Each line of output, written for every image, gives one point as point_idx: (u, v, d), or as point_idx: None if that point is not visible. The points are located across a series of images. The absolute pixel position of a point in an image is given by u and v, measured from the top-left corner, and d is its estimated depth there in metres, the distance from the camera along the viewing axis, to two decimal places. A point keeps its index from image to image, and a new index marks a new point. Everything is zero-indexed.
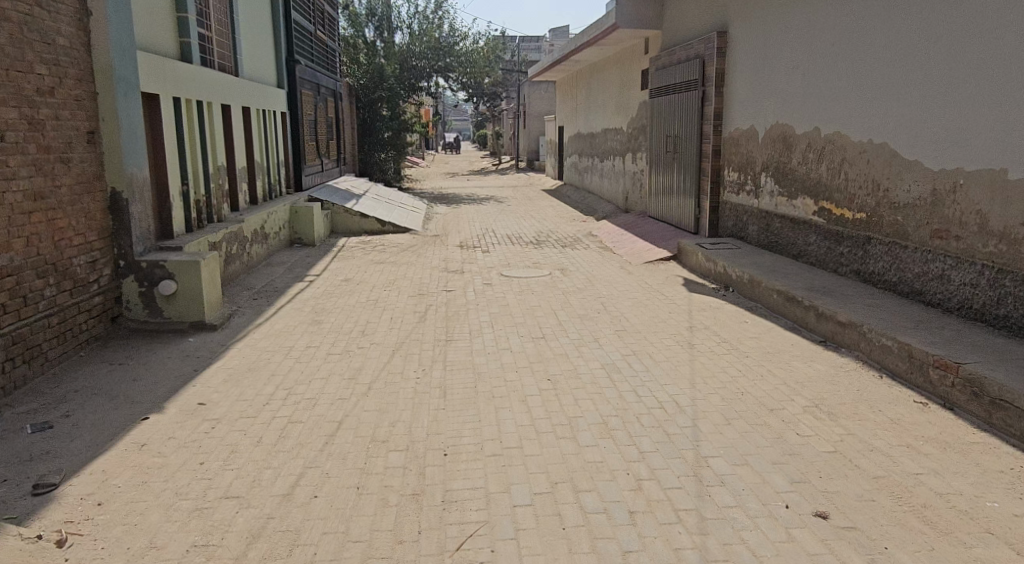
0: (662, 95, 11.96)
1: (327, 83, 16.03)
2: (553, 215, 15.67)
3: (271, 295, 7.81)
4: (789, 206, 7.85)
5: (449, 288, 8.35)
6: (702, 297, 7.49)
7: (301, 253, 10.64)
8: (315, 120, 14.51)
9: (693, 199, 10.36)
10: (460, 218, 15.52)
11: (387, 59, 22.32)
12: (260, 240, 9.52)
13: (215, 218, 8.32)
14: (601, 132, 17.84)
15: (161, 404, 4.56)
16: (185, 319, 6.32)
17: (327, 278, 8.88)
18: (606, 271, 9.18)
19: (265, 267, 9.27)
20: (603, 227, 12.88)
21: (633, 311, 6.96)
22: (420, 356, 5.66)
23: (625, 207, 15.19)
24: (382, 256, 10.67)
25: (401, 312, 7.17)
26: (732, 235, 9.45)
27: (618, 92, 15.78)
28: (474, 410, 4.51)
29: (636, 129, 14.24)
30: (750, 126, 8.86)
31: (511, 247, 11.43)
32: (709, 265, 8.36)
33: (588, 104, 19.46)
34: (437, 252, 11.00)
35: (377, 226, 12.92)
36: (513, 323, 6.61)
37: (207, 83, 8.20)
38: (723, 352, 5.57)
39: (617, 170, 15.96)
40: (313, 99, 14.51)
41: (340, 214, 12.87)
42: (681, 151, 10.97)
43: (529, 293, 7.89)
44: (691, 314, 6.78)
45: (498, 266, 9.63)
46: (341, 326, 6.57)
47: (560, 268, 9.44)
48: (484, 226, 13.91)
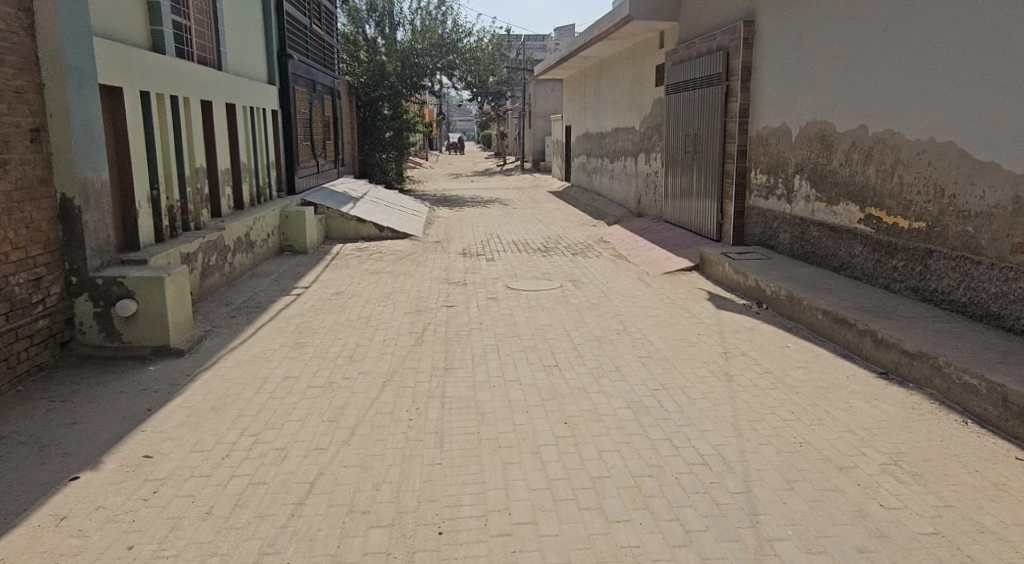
0: (680, 92, 11.16)
1: (324, 80, 15.31)
2: (562, 219, 14.88)
3: (251, 312, 7.03)
4: (828, 212, 7.02)
5: (450, 302, 7.56)
6: (732, 315, 6.68)
7: (291, 262, 9.86)
8: (310, 118, 13.75)
9: (715, 203, 9.56)
10: (463, 222, 14.74)
11: (388, 55, 21.78)
12: (245, 248, 8.74)
13: (190, 225, 7.53)
14: (611, 132, 17.04)
15: (98, 457, 3.79)
16: (146, 344, 5.53)
17: (316, 291, 8.10)
18: (622, 282, 8.37)
19: (248, 278, 8.48)
20: (615, 233, 12.08)
21: (656, 331, 6.16)
22: (414, 390, 4.87)
23: (637, 211, 14.40)
24: (378, 264, 9.88)
25: (395, 332, 6.39)
26: (759, 243, 8.63)
27: (630, 89, 14.98)
28: (476, 466, 3.72)
29: (650, 128, 13.44)
30: (782, 123, 8.04)
31: (518, 254, 10.63)
32: (737, 277, 7.53)
33: (597, 102, 18.67)
34: (438, 260, 10.21)
35: (374, 232, 12.14)
36: (522, 346, 5.83)
37: (183, 76, 7.43)
38: (766, 385, 4.77)
39: (629, 172, 15.17)
40: (309, 96, 13.75)
41: (334, 219, 12.10)
42: (701, 151, 10.17)
43: (538, 309, 7.10)
44: (722, 335, 5.98)
45: (504, 277, 8.84)
46: (325, 351, 5.80)
47: (572, 279, 8.65)
48: (489, 231, 13.12)
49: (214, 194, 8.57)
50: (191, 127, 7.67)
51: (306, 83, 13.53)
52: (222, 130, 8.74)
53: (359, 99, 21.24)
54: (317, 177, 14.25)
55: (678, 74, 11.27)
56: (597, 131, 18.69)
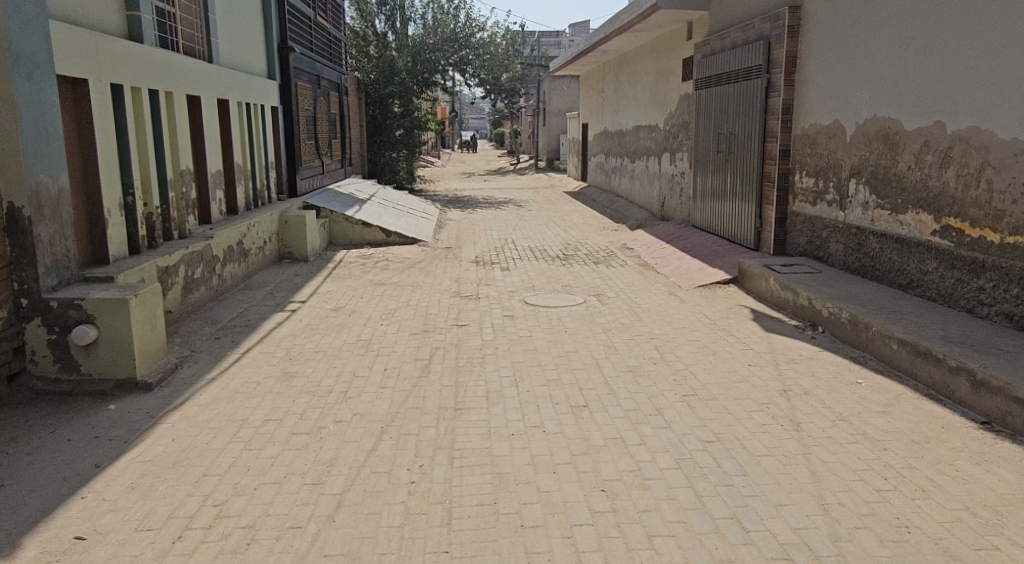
0: (712, 87, 10.31)
1: (331, 76, 14.55)
2: (581, 222, 14.06)
3: (240, 332, 6.27)
4: (892, 221, 6.16)
5: (461, 321, 6.77)
6: (784, 340, 5.83)
7: (290, 271, 9.10)
8: (315, 116, 13.00)
9: (754, 208, 8.72)
10: (475, 226, 13.96)
11: (398, 50, 20.98)
12: (237, 258, 7.99)
13: (173, 233, 6.78)
14: (632, 130, 16.19)
15: (18, 540, 3.02)
16: (108, 377, 4.77)
17: (313, 306, 7.33)
18: (652, 298, 7.54)
19: (240, 292, 7.73)
20: (639, 239, 11.26)
21: (699, 361, 5.34)
22: (418, 440, 4.07)
23: (661, 214, 13.56)
24: (383, 274, 9.11)
25: (399, 358, 5.60)
26: (805, 253, 7.79)
27: (654, 84, 14.13)
28: (493, 556, 2.92)
29: (676, 126, 12.59)
30: (834, 120, 7.17)
31: (535, 263, 9.83)
32: (784, 294, 6.68)
33: (616, 99, 17.83)
34: (449, 269, 9.42)
35: (381, 237, 11.37)
36: (544, 380, 5.03)
37: (166, 68, 6.67)
38: (843, 437, 3.95)
39: (652, 172, 14.33)
40: (313, 92, 12.98)
41: (339, 222, 11.32)
42: (737, 151, 9.34)
43: (561, 330, 6.29)
44: (777, 367, 5.14)
45: (521, 290, 8.04)
46: (318, 383, 5.02)
47: (596, 293, 7.83)
48: (503, 236, 12.33)
49: (203, 198, 7.82)
50: (174, 125, 6.92)
51: (310, 78, 12.77)
52: (213, 128, 7.99)
53: (369, 97, 20.60)
54: (322, 178, 13.49)
55: (709, 68, 10.41)
56: (617, 129, 17.85)
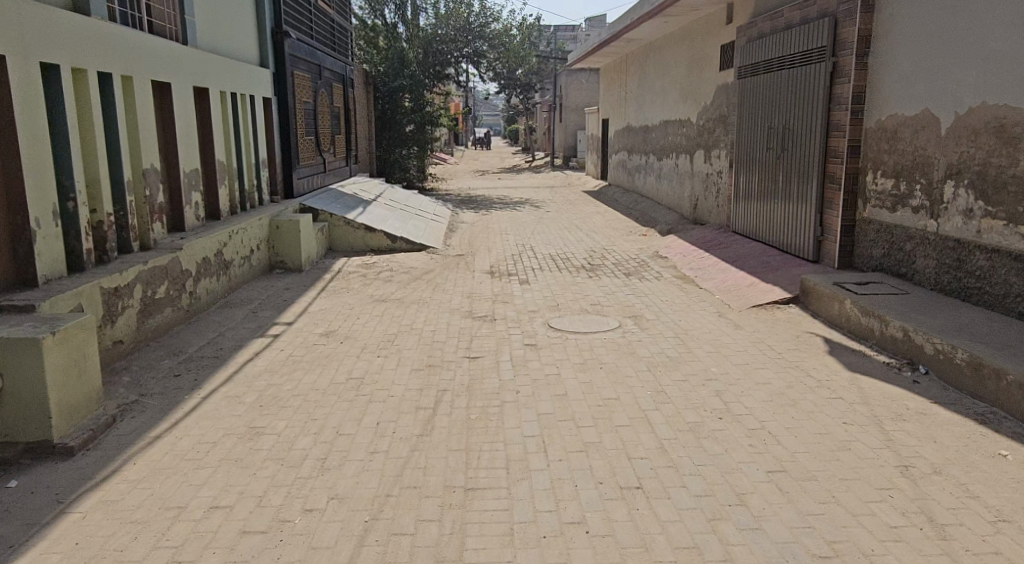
0: (759, 76, 9.11)
1: (331, 66, 13.19)
2: (604, 226, 12.90)
3: (205, 367, 5.16)
4: (1010, 233, 4.97)
5: (473, 352, 5.64)
6: (877, 384, 4.66)
7: (279, 284, 8.02)
8: (315, 109, 11.90)
9: (814, 214, 7.55)
10: (489, 229, 12.83)
11: (409, 39, 19.94)
12: (216, 271, 6.90)
13: (131, 244, 5.68)
14: (659, 125, 15.01)
15: None
16: (15, 440, 3.66)
17: (301, 330, 6.24)
18: (699, 321, 6.37)
19: (217, 312, 6.63)
20: (673, 246, 10.09)
21: (777, 416, 4.18)
22: (413, 546, 2.95)
23: (694, 217, 12.39)
24: (386, 288, 8.01)
25: (396, 406, 4.48)
26: (880, 269, 6.60)
27: (686, 75, 12.94)
28: None
29: (713, 121, 11.41)
30: (923, 109, 5.96)
31: (557, 275, 8.68)
32: (868, 322, 5.48)
33: (641, 91, 16.66)
34: (460, 282, 8.31)
35: (386, 243, 10.28)
36: (580, 443, 3.89)
37: (123, 47, 5.59)
38: (1014, 552, 2.79)
39: (682, 171, 13.15)
40: (313, 84, 11.89)
41: (338, 226, 10.22)
42: (792, 147, 8.16)
43: (595, 366, 5.15)
44: (881, 427, 3.98)
45: (543, 309, 6.91)
46: (290, 445, 3.91)
47: (632, 314, 6.68)
48: (520, 242, 11.20)
49: (174, 202, 6.73)
50: (134, 116, 5.83)
51: (309, 67, 11.66)
52: (188, 120, 6.91)
53: (378, 91, 19.50)
54: (322, 177, 12.39)
55: (755, 54, 9.22)
56: (641, 125, 16.69)
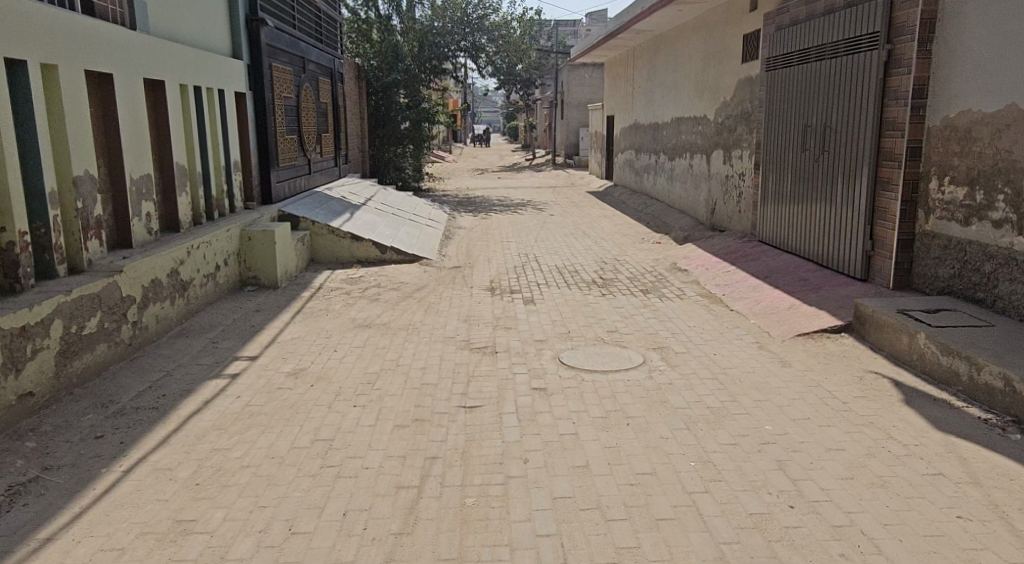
0: (793, 68, 8.13)
1: (316, 58, 12.12)
2: (613, 232, 11.93)
3: (138, 422, 4.18)
4: None
5: (470, 399, 4.66)
6: (981, 451, 3.70)
7: (250, 305, 7.04)
8: (299, 105, 10.92)
9: (863, 226, 6.57)
10: (489, 236, 11.85)
11: (404, 31, 18.88)
12: (170, 295, 5.91)
13: (54, 270, 4.69)
14: (671, 122, 14.02)
15: None
16: None
17: (265, 368, 5.26)
18: (737, 355, 5.40)
19: (170, 343, 5.65)
20: (692, 258, 9.11)
21: (867, 504, 3.21)
22: None
23: (713, 223, 11.42)
24: (373, 310, 7.04)
25: (371, 484, 3.51)
26: (950, 292, 5.63)
27: (703, 68, 11.96)
28: None
29: (735, 118, 10.42)
30: (1011, 104, 4.98)
31: (565, 293, 7.70)
32: (952, 363, 4.51)
33: (651, 86, 15.65)
34: (456, 302, 7.33)
35: (375, 253, 9.29)
36: (612, 550, 2.91)
37: (42, 27, 4.60)
38: None
39: (698, 172, 12.16)
40: (295, 78, 10.89)
41: (322, 235, 9.23)
42: (834, 148, 7.17)
43: (620, 422, 4.18)
44: (1010, 525, 3.01)
45: (553, 339, 5.93)
46: (225, 554, 2.93)
47: (657, 345, 5.70)
48: (523, 252, 10.22)
49: (118, 213, 5.73)
50: (61, 112, 4.83)
51: (292, 59, 10.68)
52: (138, 117, 5.92)
53: (371, 86, 18.47)
54: (308, 180, 11.40)
55: (788, 43, 8.25)
56: (651, 122, 15.69)
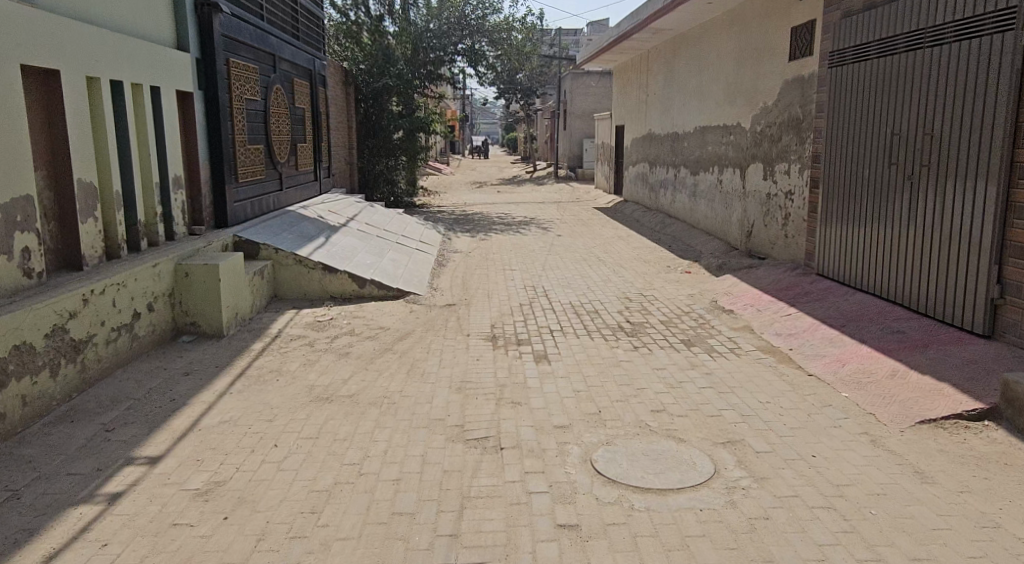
0: (869, 64, 6.56)
1: (290, 55, 10.57)
2: (631, 259, 10.35)
3: None
4: None
5: (464, 548, 3.03)
6: None
7: (180, 364, 5.40)
8: (268, 110, 9.35)
9: (985, 266, 5.01)
10: (489, 262, 10.27)
11: (397, 32, 17.38)
12: (48, 365, 4.27)
13: None
14: (695, 132, 12.45)
15: None
16: None
17: (166, 480, 3.62)
18: (847, 459, 3.78)
19: (39, 437, 4.00)
20: (736, 295, 7.50)
21: None
22: None
23: (751, 248, 9.84)
24: (340, 372, 5.41)
25: None
26: None
27: (737, 69, 10.39)
28: None
29: (782, 126, 8.85)
30: None
31: (587, 345, 6.08)
32: None
33: (670, 92, 14.07)
34: (448, 360, 5.72)
35: (351, 288, 7.70)
36: None
37: None
38: None
39: (731, 190, 10.61)
40: (264, 78, 9.34)
41: (286, 265, 7.62)
42: (932, 164, 5.63)
43: None
44: None
45: (578, 426, 4.31)
46: None
47: (726, 439, 4.08)
48: (529, 284, 8.62)
49: None
50: None
51: (258, 56, 9.12)
52: (11, 121, 4.35)
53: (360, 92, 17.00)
54: (278, 197, 9.82)
55: (861, 32, 6.70)
56: (669, 132, 14.10)
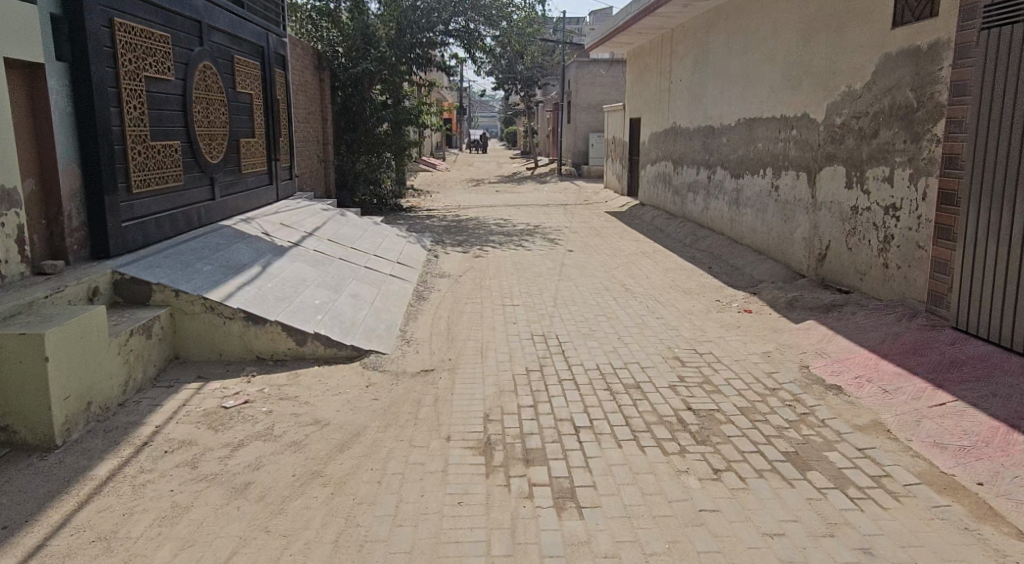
0: None
1: (228, 25, 8.23)
2: (667, 288, 8.07)
3: None
4: None
5: None
6: None
7: None
8: (189, 94, 7.03)
9: None
10: (484, 292, 7.98)
11: (382, 9, 15.02)
12: None
13: None
14: (738, 125, 10.14)
15: None
16: None
17: None
18: None
19: None
20: (840, 361, 5.20)
21: None
22: None
23: (827, 276, 7.56)
24: (218, 540, 3.11)
25: None
26: None
27: (806, 43, 8.05)
28: None
29: (883, 116, 6.56)
30: None
31: (639, 466, 3.79)
32: None
33: (703, 77, 11.72)
34: (411, 505, 3.42)
35: (289, 345, 5.42)
36: None
37: None
38: None
39: (796, 199, 8.33)
40: (183, 51, 7.02)
41: (192, 314, 5.30)
42: None
43: None
44: None
45: None
46: None
47: None
48: (539, 332, 6.32)
49: None
50: None
51: (172, 21, 6.79)
52: None
53: (336, 79, 14.66)
54: (208, 209, 7.51)
55: None
56: (701, 125, 11.80)
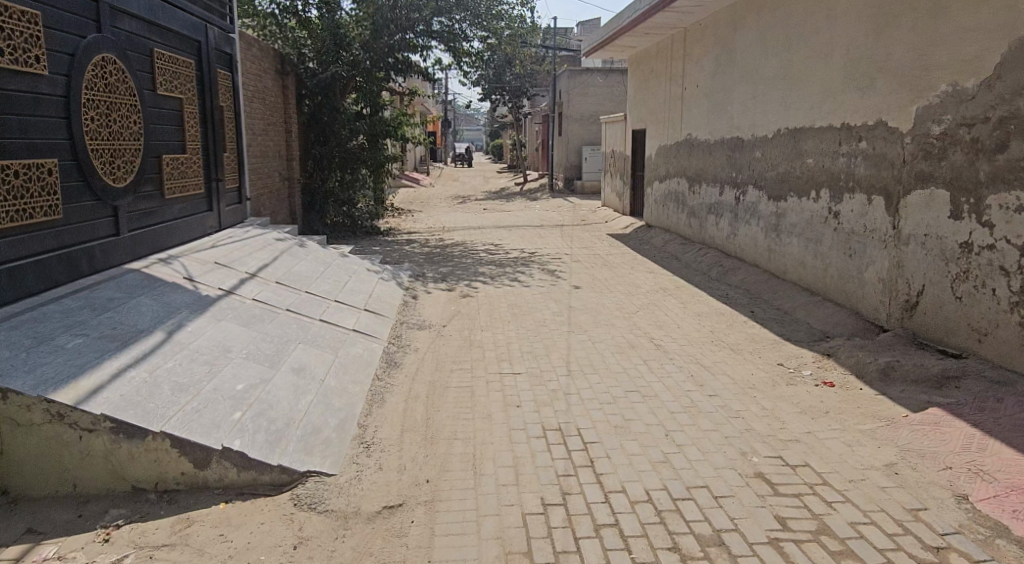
0: None
1: (144, 9, 6.42)
2: (710, 346, 6.30)
3: None
4: None
5: None
6: None
7: None
8: (76, 95, 5.21)
9: None
10: (475, 351, 6.16)
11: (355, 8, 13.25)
12: None
13: None
14: (779, 137, 8.43)
15: None
16: None
17: None
18: None
19: None
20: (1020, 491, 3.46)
21: None
22: None
23: (920, 331, 5.83)
24: None
25: None
26: None
27: (881, 33, 6.34)
28: None
29: (1018, 123, 4.86)
30: None
31: None
32: None
33: (727, 81, 10.04)
34: None
35: (185, 469, 3.57)
36: None
37: None
38: None
39: (868, 228, 6.60)
40: (70, 39, 5.22)
41: (28, 427, 3.43)
42: None
43: None
44: None
45: None
46: None
47: None
48: (554, 426, 4.51)
49: None
50: None
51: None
52: None
53: (303, 86, 12.85)
54: (109, 248, 5.62)
55: None
56: (726, 137, 10.09)
